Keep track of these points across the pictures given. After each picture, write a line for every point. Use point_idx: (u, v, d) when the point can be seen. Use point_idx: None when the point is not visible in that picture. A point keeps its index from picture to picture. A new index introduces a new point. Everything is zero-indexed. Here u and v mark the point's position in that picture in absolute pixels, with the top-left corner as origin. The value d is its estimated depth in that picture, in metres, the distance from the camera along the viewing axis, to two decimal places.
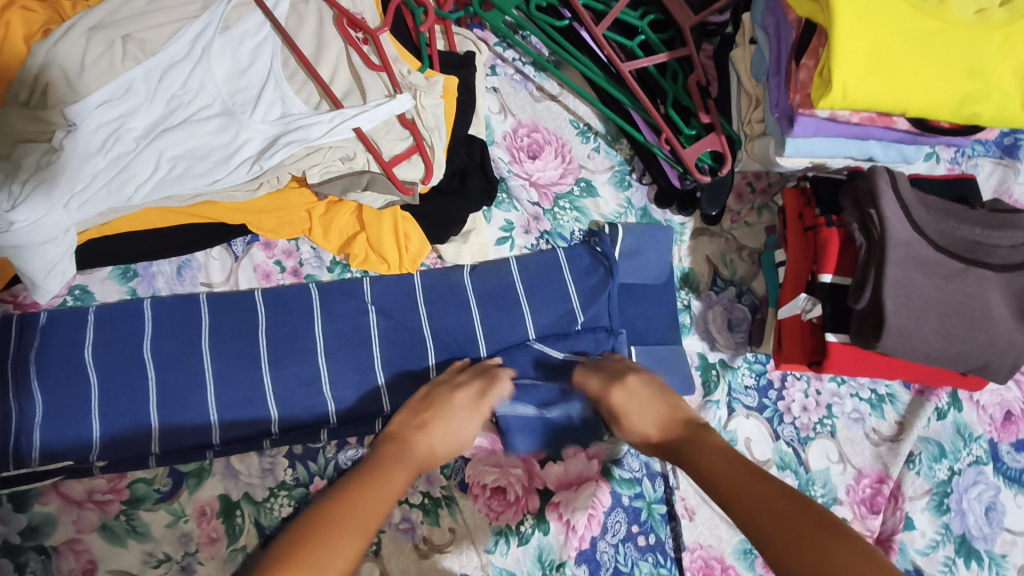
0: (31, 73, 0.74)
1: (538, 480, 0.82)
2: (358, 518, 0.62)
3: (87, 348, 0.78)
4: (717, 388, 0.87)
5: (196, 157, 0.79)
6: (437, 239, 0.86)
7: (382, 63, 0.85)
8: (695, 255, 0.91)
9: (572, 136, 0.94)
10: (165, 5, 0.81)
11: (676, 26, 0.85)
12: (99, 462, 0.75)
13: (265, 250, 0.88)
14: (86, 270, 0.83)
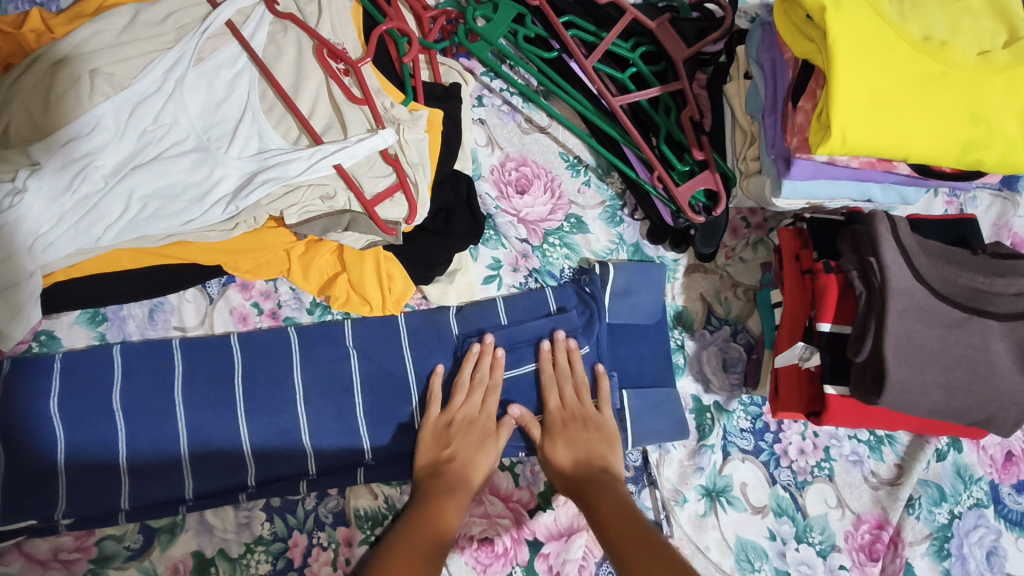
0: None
1: (527, 531, 0.79)
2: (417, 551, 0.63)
3: (52, 399, 0.74)
4: (712, 431, 0.84)
5: (169, 196, 0.77)
6: (422, 280, 0.82)
7: (364, 96, 0.83)
8: (688, 292, 0.88)
9: (562, 169, 0.90)
10: (136, 36, 0.80)
11: (667, 60, 0.83)
12: (65, 520, 0.72)
13: (241, 291, 0.83)
14: (53, 314, 0.78)
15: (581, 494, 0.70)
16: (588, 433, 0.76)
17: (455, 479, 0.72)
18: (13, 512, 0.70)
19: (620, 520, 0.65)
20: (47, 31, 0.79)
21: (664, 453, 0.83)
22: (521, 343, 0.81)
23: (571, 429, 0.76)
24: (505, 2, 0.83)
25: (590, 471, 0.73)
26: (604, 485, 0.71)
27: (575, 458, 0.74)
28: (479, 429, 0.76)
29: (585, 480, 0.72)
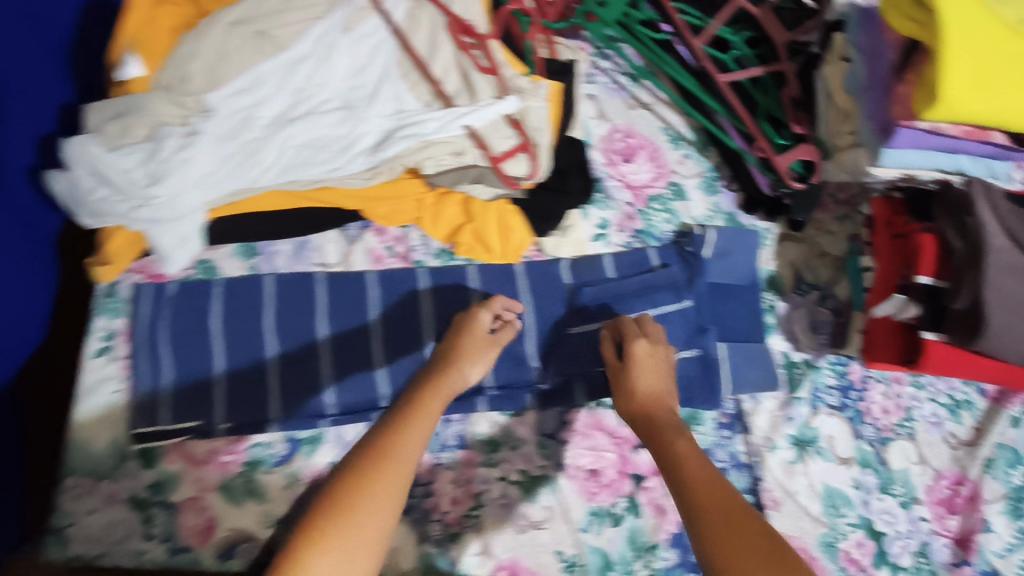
0: (176, 63, 0.83)
1: (631, 466, 0.86)
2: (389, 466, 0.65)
3: (213, 319, 0.84)
4: (802, 385, 0.90)
5: (317, 146, 0.86)
6: (540, 233, 0.90)
7: (491, 66, 0.91)
8: (780, 259, 0.95)
9: (665, 143, 0.97)
10: (296, 5, 0.89)
11: (769, 43, 0.91)
12: (223, 425, 0.81)
13: (377, 236, 0.91)
14: (213, 246, 0.88)
15: (650, 434, 0.72)
16: (651, 377, 0.78)
17: (443, 391, 0.76)
18: (183, 413, 0.81)
19: (693, 463, 0.66)
20: None
21: (755, 404, 0.89)
22: (629, 294, 0.88)
23: (649, 362, 0.79)
24: None
25: (654, 407, 0.75)
26: (674, 427, 0.72)
27: (653, 391, 0.77)
28: (474, 339, 0.81)
29: (659, 418, 0.74)
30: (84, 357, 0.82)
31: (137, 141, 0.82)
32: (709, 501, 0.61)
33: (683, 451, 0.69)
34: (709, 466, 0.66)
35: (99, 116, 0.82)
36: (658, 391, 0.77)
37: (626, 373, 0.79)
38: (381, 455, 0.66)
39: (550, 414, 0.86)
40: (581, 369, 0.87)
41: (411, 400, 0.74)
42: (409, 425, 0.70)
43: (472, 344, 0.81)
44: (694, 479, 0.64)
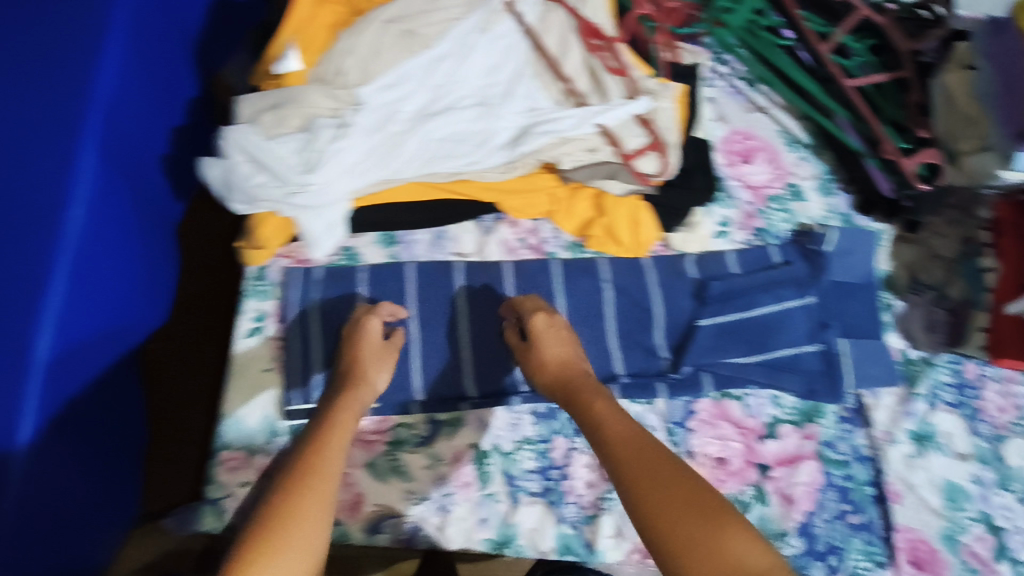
0: (334, 59, 0.89)
1: (757, 456, 0.88)
2: (310, 487, 0.65)
3: (361, 304, 0.88)
4: (921, 381, 0.93)
5: (458, 140, 0.90)
6: (666, 228, 0.94)
7: (620, 68, 0.94)
8: (895, 260, 0.99)
9: (782, 145, 1.01)
10: (440, 7, 0.94)
11: (891, 52, 0.96)
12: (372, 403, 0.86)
13: (511, 228, 0.95)
14: (356, 234, 0.93)
15: (572, 400, 0.77)
16: (551, 344, 0.82)
17: (359, 403, 0.78)
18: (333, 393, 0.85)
19: (619, 421, 0.72)
20: None
21: (874, 399, 0.93)
22: (755, 289, 0.92)
23: (552, 336, 0.83)
24: None
25: (573, 372, 0.80)
26: (588, 391, 0.76)
27: (559, 360, 0.81)
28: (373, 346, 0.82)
29: (576, 387, 0.78)
30: (236, 337, 0.86)
31: (291, 131, 0.86)
32: (630, 456, 0.67)
33: (611, 429, 0.71)
34: (630, 419, 0.72)
35: (253, 107, 0.87)
36: (563, 355, 0.81)
37: (529, 351, 0.82)
38: (318, 445, 0.70)
39: (677, 404, 0.89)
40: (709, 361, 0.90)
41: (326, 401, 0.78)
42: (338, 411, 0.75)
43: (370, 347, 0.83)
44: (609, 436, 0.70)
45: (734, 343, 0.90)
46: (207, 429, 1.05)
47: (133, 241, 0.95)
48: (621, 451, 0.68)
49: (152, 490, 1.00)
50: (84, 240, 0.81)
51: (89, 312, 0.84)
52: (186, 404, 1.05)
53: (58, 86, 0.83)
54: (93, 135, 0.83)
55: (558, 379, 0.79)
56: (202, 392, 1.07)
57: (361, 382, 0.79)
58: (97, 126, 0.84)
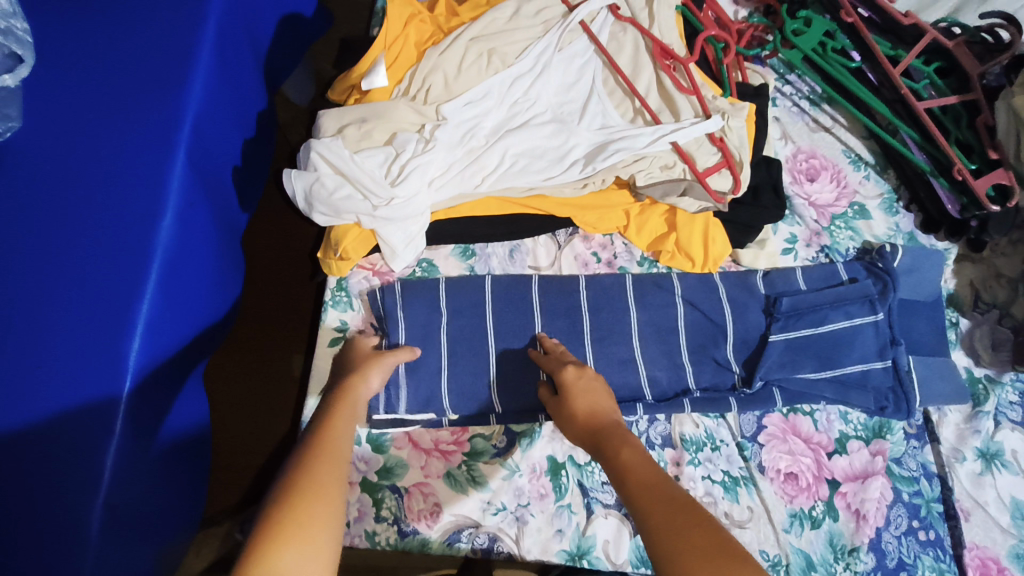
0: (420, 76, 0.92)
1: (826, 471, 0.89)
2: (326, 460, 0.63)
3: (441, 315, 0.90)
4: (987, 400, 0.94)
5: (534, 155, 0.93)
6: (737, 244, 0.96)
7: (692, 87, 0.97)
8: (959, 278, 1.00)
9: (846, 164, 1.03)
10: (518, 25, 0.98)
11: (960, 74, 0.97)
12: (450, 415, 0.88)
13: (584, 242, 0.98)
14: (434, 246, 0.95)
15: (598, 444, 0.74)
16: (581, 396, 0.80)
17: (352, 404, 0.75)
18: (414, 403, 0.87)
19: (644, 472, 0.67)
20: (454, 15, 0.98)
21: (941, 416, 0.94)
22: (825, 305, 0.93)
23: (580, 381, 0.81)
24: (819, 18, 0.99)
25: (602, 423, 0.77)
26: (619, 441, 0.72)
27: (590, 408, 0.78)
28: (364, 358, 0.83)
29: (603, 432, 0.75)
30: (320, 345, 0.88)
31: (376, 145, 0.89)
32: (656, 508, 0.62)
33: (631, 462, 0.69)
34: (656, 469, 0.67)
35: (334, 123, 0.90)
36: (593, 408, 0.79)
37: (558, 398, 0.81)
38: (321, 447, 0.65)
39: (748, 418, 0.91)
40: (781, 376, 0.90)
41: (323, 411, 0.73)
42: (341, 422, 0.71)
43: (369, 361, 0.82)
44: (636, 485, 0.65)
45: (806, 359, 0.91)
46: (286, 436, 1.09)
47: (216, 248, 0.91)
48: (649, 502, 0.63)
49: (218, 490, 1.05)
50: (174, 244, 0.76)
51: (179, 319, 0.78)
52: (264, 409, 1.10)
53: (149, 85, 0.80)
54: (186, 134, 0.79)
55: (590, 419, 0.77)
56: (287, 399, 1.11)
57: (357, 382, 0.78)
58: (188, 126, 0.80)
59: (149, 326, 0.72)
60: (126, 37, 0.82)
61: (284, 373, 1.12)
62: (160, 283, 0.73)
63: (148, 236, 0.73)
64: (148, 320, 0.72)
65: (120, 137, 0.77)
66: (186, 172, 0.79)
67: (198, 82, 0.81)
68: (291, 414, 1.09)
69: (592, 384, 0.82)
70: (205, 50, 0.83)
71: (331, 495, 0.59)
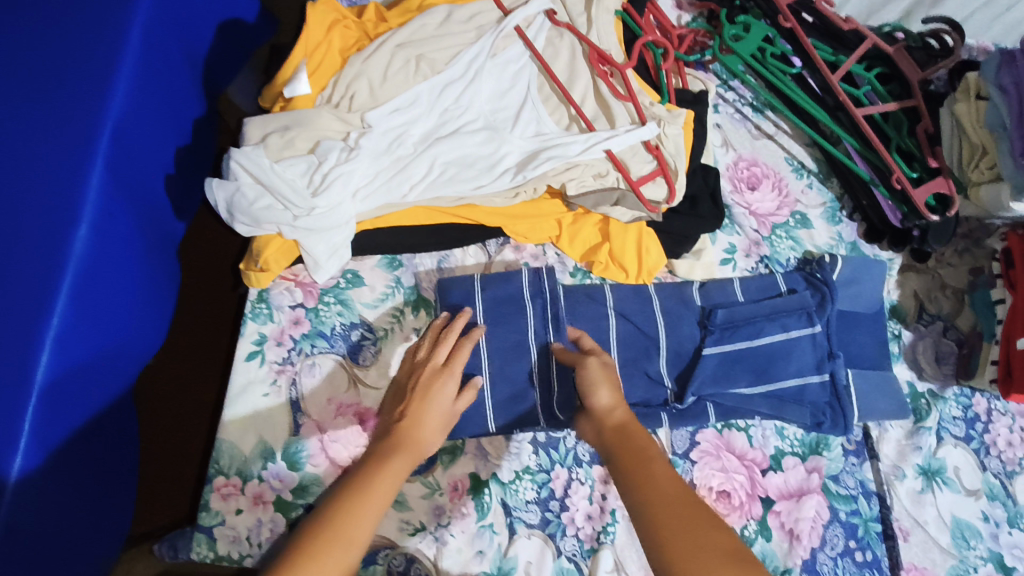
0: (344, 82, 0.89)
1: (760, 489, 0.86)
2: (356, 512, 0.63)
3: (364, 330, 0.90)
4: (928, 415, 0.92)
5: (464, 164, 0.90)
6: (672, 254, 0.94)
7: (628, 94, 0.94)
8: (902, 289, 0.98)
9: (788, 172, 1.01)
10: (450, 30, 0.95)
11: (900, 80, 0.95)
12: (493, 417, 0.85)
13: (515, 252, 0.97)
14: (359, 257, 0.93)
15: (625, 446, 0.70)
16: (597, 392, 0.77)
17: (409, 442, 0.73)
18: (336, 419, 0.85)
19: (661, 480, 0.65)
20: (382, 21, 0.96)
21: (882, 432, 0.91)
22: (761, 317, 0.90)
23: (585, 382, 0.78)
24: (757, 23, 0.96)
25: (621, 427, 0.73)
26: (642, 450, 0.69)
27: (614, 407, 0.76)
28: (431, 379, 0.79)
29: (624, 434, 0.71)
30: (236, 360, 0.86)
31: (299, 154, 0.86)
32: (675, 516, 0.59)
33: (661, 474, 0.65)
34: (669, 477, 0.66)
35: (257, 132, 0.87)
36: (611, 406, 0.76)
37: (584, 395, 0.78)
38: (360, 491, 0.64)
39: (681, 433, 0.88)
40: (715, 391, 0.88)
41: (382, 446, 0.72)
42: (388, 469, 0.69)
43: (429, 386, 0.78)
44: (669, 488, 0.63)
45: (741, 373, 0.88)
46: (200, 455, 1.06)
47: (152, 256, 0.89)
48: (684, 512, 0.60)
49: (145, 507, 1.02)
50: (91, 255, 0.75)
51: (98, 331, 0.77)
52: (184, 416, 1.07)
53: (53, 95, 0.77)
54: (105, 144, 0.77)
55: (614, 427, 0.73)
56: (205, 415, 1.08)
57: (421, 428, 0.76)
58: (107, 137, 0.77)
59: (60, 338, 0.71)
60: (32, 42, 0.79)
61: (201, 377, 1.09)
62: (74, 293, 0.72)
63: (61, 248, 0.72)
64: (58, 334, 0.71)
65: (32, 148, 0.75)
66: (107, 180, 0.77)
67: (121, 91, 0.79)
68: (208, 421, 1.07)
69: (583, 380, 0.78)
70: (128, 57, 0.80)
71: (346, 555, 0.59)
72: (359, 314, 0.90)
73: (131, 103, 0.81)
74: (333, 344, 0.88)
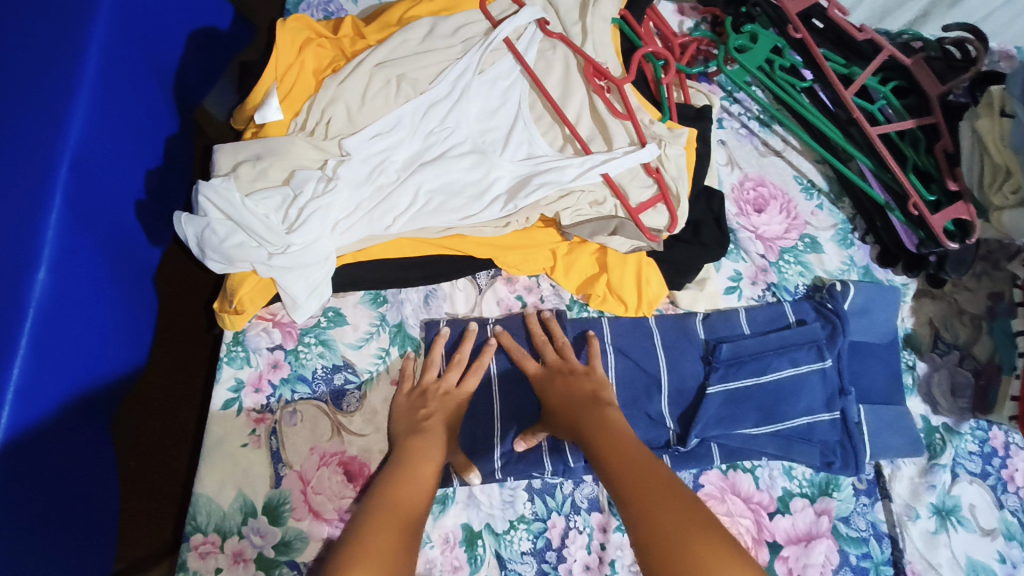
0: (319, 107, 0.83)
1: (767, 533, 0.82)
2: (394, 512, 0.67)
3: (347, 373, 0.85)
4: (943, 451, 0.88)
5: (450, 192, 0.84)
6: (675, 284, 0.88)
7: (627, 112, 0.87)
8: (918, 316, 0.93)
9: (797, 192, 0.96)
10: (433, 45, 0.88)
11: (919, 94, 0.89)
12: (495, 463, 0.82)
13: (507, 284, 0.92)
14: (341, 293, 0.87)
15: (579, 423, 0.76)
16: (569, 383, 0.81)
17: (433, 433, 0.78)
18: (320, 468, 0.81)
19: (618, 454, 0.70)
20: (360, 37, 0.90)
21: (895, 469, 0.87)
22: (769, 352, 0.86)
23: (558, 379, 0.82)
24: (764, 32, 0.89)
25: (581, 405, 0.78)
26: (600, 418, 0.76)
27: (567, 396, 0.80)
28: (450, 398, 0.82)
29: (580, 411, 0.78)
30: (212, 408, 0.81)
31: (273, 185, 0.80)
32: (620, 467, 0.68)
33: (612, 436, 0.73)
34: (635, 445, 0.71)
35: (229, 159, 0.80)
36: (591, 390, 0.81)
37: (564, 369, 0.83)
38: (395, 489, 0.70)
39: (684, 476, 0.83)
40: (719, 432, 0.83)
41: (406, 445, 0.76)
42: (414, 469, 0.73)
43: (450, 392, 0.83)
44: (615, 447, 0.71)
45: (746, 413, 0.84)
46: (181, 494, 1.01)
47: (127, 293, 0.83)
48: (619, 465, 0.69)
49: (127, 534, 0.99)
50: (51, 301, 0.68)
51: (66, 379, 0.71)
52: (165, 441, 1.03)
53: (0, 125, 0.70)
54: (64, 176, 0.70)
55: (570, 406, 0.79)
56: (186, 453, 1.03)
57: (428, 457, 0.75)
58: (68, 167, 0.70)
59: (21, 394, 0.65)
60: None
61: (183, 399, 1.04)
62: (33, 345, 0.66)
63: (17, 294, 0.66)
64: (19, 390, 0.65)
65: None
66: (69, 218, 0.70)
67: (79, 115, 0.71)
68: (190, 450, 1.03)
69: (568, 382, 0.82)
70: (87, 80, 0.72)
71: (385, 535, 0.63)
72: (342, 356, 0.85)
73: (95, 132, 0.74)
74: (314, 389, 0.83)
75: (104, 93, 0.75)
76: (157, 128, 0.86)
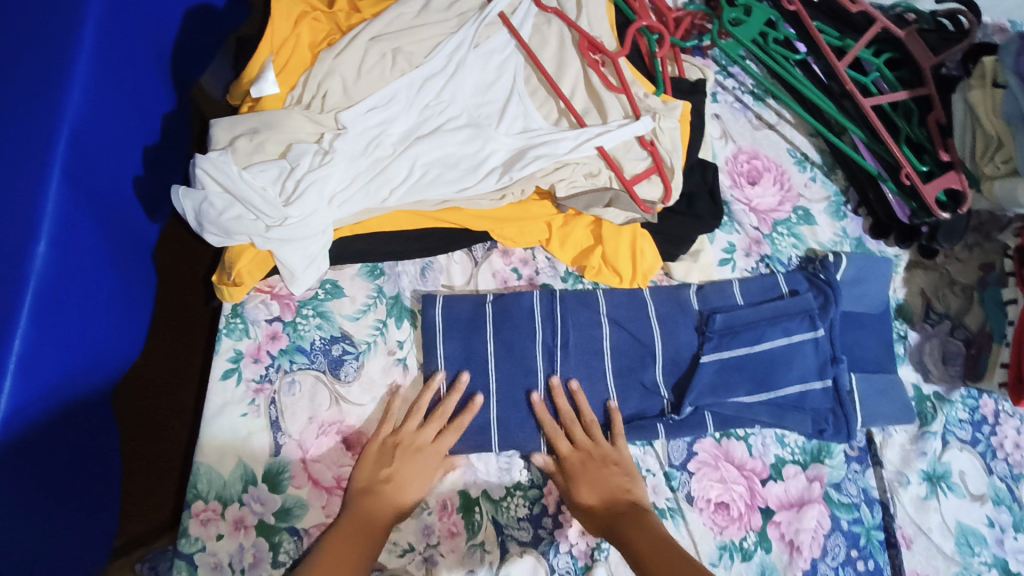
0: (315, 81, 0.84)
1: (759, 499, 0.83)
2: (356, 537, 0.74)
3: (345, 344, 0.86)
4: (934, 418, 0.89)
5: (447, 165, 0.85)
6: (669, 256, 0.89)
7: (622, 86, 0.88)
8: (909, 287, 0.95)
9: (790, 164, 0.97)
10: (428, 20, 0.89)
11: (911, 66, 0.90)
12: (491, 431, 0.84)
13: (503, 257, 0.93)
14: (339, 266, 0.88)
15: (613, 528, 0.75)
16: (602, 474, 0.80)
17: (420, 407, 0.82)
18: (320, 437, 0.82)
19: (660, 558, 0.69)
20: (355, 11, 0.90)
21: (887, 436, 0.89)
22: (761, 322, 0.87)
23: (591, 469, 0.80)
24: (758, 5, 0.90)
25: (621, 509, 0.77)
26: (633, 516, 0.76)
27: (602, 496, 0.79)
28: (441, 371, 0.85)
29: (615, 514, 0.76)
30: (212, 378, 0.82)
31: (269, 159, 0.80)
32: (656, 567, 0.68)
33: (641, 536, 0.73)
34: (676, 548, 0.71)
35: (225, 134, 0.81)
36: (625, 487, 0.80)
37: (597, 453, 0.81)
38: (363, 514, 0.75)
39: (678, 444, 0.85)
40: (712, 400, 0.84)
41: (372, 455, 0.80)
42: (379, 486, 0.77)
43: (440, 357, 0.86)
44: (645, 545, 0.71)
45: (739, 382, 0.85)
46: (180, 467, 1.02)
47: (126, 266, 0.84)
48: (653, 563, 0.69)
49: (128, 508, 0.99)
50: (52, 272, 0.69)
51: (68, 351, 0.72)
52: (165, 416, 1.04)
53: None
54: (63, 149, 0.71)
55: (608, 506, 0.78)
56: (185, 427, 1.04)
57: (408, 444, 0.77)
58: (66, 142, 0.71)
59: (23, 364, 0.66)
60: None
61: (183, 374, 1.06)
62: (34, 315, 0.67)
63: (20, 266, 0.67)
64: (21, 362, 0.66)
65: None
66: (68, 190, 0.71)
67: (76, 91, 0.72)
68: (189, 423, 1.04)
69: (601, 473, 0.80)
70: (84, 52, 0.73)
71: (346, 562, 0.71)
72: (341, 328, 0.86)
73: (93, 106, 0.75)
74: (313, 360, 0.84)
75: (101, 67, 0.76)
76: (155, 103, 0.87)
